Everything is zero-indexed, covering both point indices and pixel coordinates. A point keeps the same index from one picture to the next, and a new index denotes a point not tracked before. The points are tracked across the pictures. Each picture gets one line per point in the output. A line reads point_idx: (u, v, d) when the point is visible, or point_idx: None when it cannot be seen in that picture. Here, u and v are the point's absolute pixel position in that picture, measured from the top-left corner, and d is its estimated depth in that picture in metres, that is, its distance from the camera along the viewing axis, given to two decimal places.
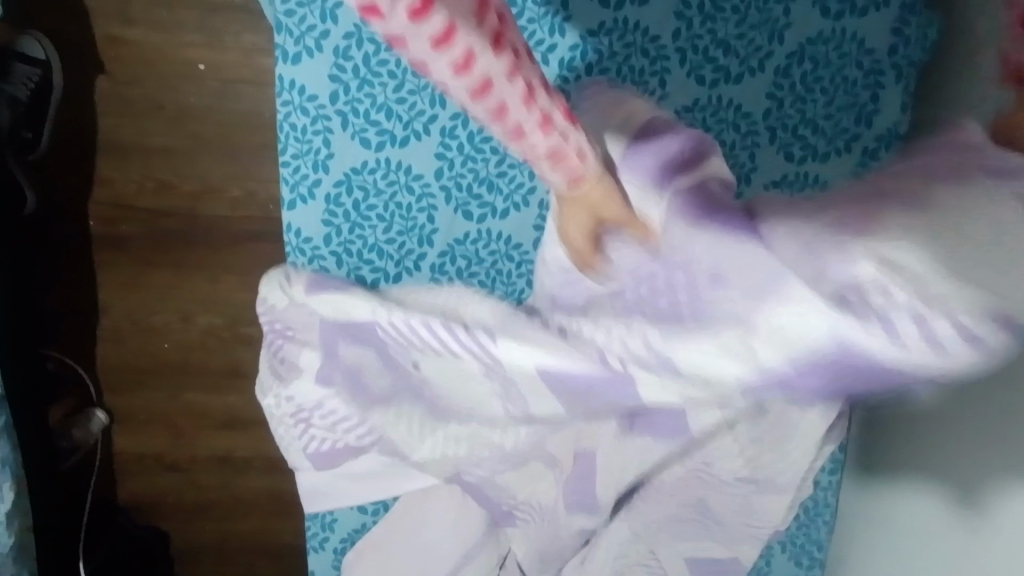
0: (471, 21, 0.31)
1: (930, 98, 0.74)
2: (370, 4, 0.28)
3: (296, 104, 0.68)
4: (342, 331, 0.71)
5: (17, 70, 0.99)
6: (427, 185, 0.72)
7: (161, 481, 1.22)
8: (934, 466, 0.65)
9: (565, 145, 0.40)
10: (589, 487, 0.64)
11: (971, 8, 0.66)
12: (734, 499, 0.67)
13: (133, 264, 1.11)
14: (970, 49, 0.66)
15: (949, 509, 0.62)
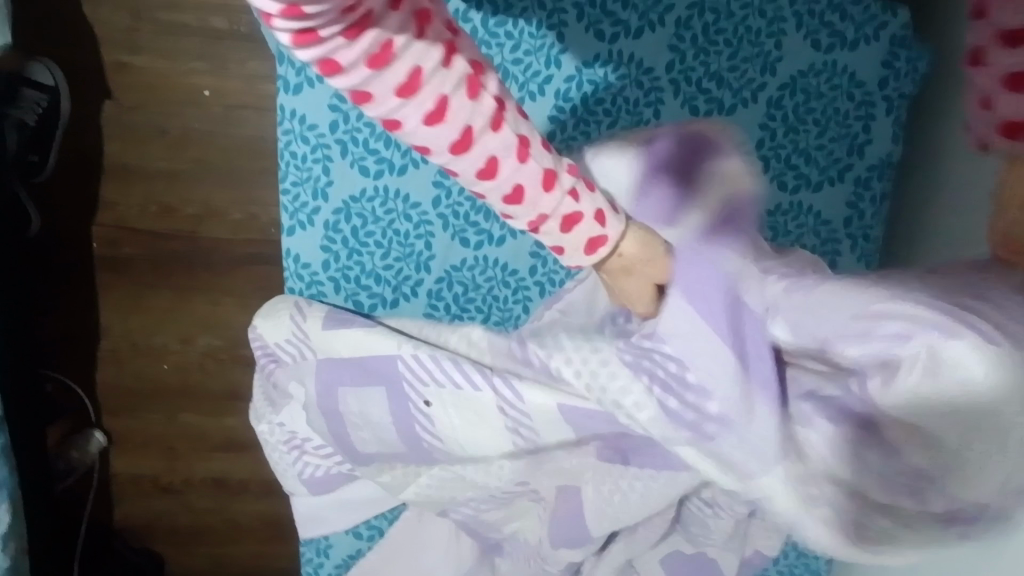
0: (433, 68, 0.37)
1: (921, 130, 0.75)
2: (330, 61, 0.34)
3: (297, 133, 0.70)
4: (358, 364, 0.68)
5: (26, 95, 1.01)
6: (425, 212, 0.73)
7: (158, 504, 1.21)
8: None
9: (539, 173, 0.46)
10: (578, 521, 0.64)
11: (960, 43, 0.68)
12: (714, 532, 0.67)
13: (135, 286, 1.12)
14: (961, 82, 0.67)
15: None
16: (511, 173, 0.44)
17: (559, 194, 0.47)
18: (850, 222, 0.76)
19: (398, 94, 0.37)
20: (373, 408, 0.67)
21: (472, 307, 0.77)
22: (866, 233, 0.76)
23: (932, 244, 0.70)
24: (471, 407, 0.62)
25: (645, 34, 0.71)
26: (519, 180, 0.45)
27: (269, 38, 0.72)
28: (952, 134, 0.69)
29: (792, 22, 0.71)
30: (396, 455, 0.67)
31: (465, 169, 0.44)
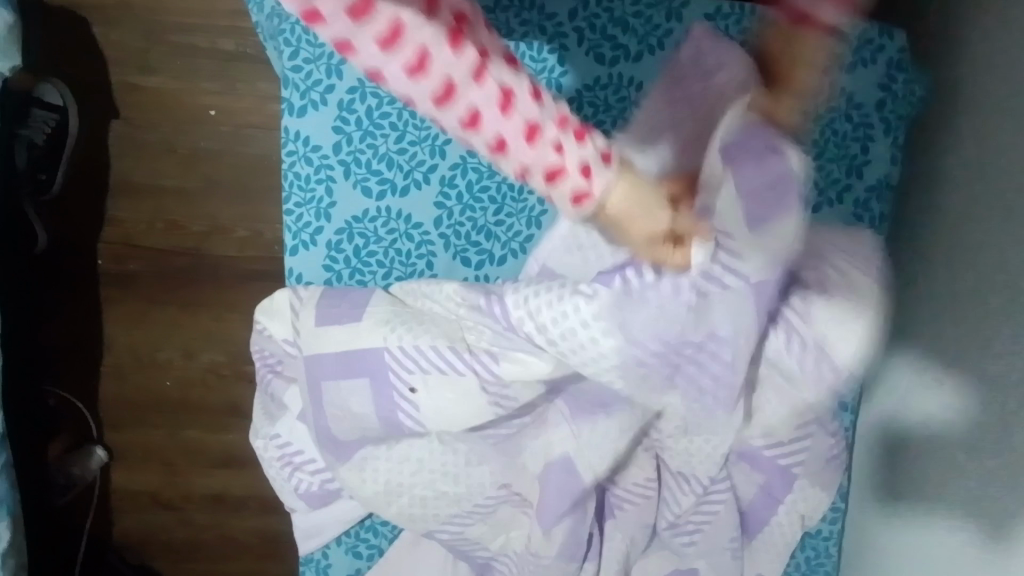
0: (419, 18, 0.37)
1: (920, 151, 0.75)
2: (313, 11, 0.35)
3: (301, 154, 0.71)
4: (343, 361, 0.71)
5: (36, 116, 1.03)
6: (426, 233, 0.74)
7: (157, 519, 1.21)
8: (951, 491, 0.64)
9: (538, 132, 0.43)
10: (557, 502, 0.70)
11: (957, 66, 0.69)
12: (687, 514, 0.76)
13: (139, 301, 1.13)
14: (956, 104, 0.68)
15: (970, 533, 0.61)
16: (496, 126, 0.42)
17: (547, 150, 0.43)
18: None
19: (380, 44, 0.37)
20: (356, 398, 0.71)
21: None
22: None
23: (932, 259, 0.71)
24: (463, 380, 0.70)
25: (643, 58, 0.73)
26: (504, 132, 0.42)
27: (274, 61, 0.73)
28: (950, 154, 0.69)
29: None
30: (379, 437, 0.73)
31: (453, 125, 0.42)
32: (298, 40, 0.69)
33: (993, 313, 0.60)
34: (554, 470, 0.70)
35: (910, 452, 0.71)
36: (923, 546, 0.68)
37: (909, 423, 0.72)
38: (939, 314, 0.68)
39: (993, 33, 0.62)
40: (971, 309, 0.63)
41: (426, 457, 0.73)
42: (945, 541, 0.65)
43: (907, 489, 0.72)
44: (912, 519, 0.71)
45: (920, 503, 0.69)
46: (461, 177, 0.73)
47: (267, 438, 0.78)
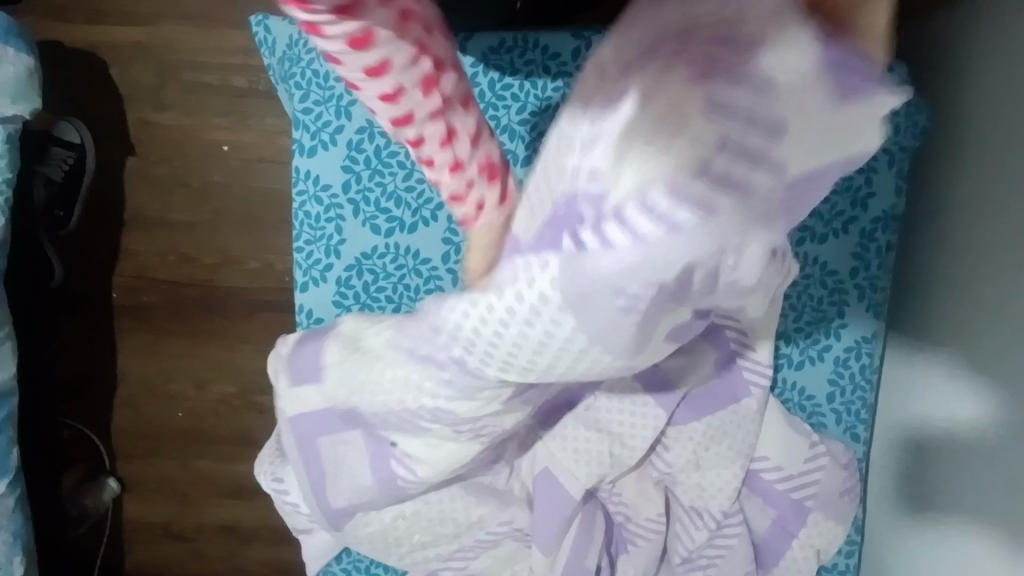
0: (406, 65, 0.34)
1: (925, 178, 0.75)
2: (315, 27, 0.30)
3: (311, 193, 0.73)
4: (324, 421, 0.69)
5: (54, 153, 1.06)
6: (435, 268, 0.75)
7: (168, 551, 1.21)
8: (965, 502, 0.64)
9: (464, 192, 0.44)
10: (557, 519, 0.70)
11: (959, 95, 0.69)
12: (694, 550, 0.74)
13: (152, 333, 1.15)
14: (961, 131, 0.69)
15: (987, 546, 0.61)
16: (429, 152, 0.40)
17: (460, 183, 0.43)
18: (856, 272, 0.76)
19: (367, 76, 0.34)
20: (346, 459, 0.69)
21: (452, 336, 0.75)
22: (873, 283, 0.76)
23: (941, 280, 0.71)
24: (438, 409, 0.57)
25: None
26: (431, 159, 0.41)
27: (285, 103, 0.75)
28: (955, 182, 0.70)
29: None
30: (371, 496, 0.68)
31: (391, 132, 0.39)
32: (309, 83, 0.71)
33: (997, 330, 0.60)
34: (540, 480, 0.71)
35: (921, 470, 0.72)
36: (938, 565, 0.68)
37: (919, 438, 0.72)
38: (945, 333, 0.69)
39: (991, 62, 0.63)
40: (974, 327, 0.64)
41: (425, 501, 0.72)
42: (959, 561, 0.65)
43: (922, 510, 0.71)
44: (926, 539, 0.71)
45: (935, 521, 0.69)
46: None
47: (270, 478, 0.79)
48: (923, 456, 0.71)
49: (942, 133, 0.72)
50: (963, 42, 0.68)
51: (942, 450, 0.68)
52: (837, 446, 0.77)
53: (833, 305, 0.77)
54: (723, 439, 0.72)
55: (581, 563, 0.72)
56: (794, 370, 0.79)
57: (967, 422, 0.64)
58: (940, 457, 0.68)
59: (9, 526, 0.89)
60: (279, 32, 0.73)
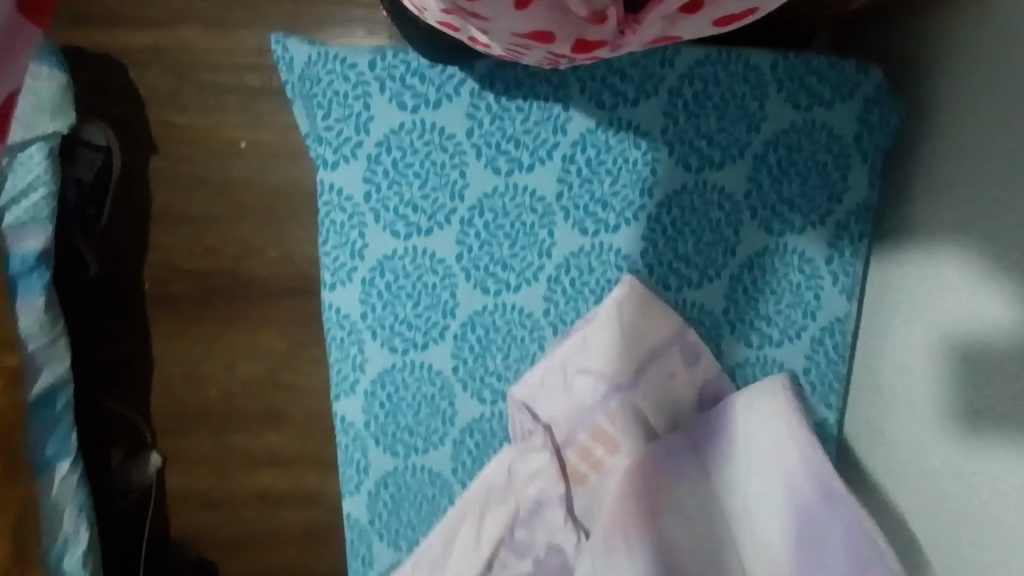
0: None
1: (893, 173, 0.84)
2: None
3: (336, 203, 0.78)
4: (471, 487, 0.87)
5: (84, 155, 1.11)
6: (450, 267, 0.82)
7: (207, 515, 1.32)
8: (913, 429, 0.76)
9: None
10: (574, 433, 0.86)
11: (937, 85, 0.76)
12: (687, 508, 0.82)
13: (182, 319, 1.23)
14: (940, 121, 0.76)
15: (931, 456, 0.73)
16: None
17: None
18: (831, 259, 0.84)
19: None
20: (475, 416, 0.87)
21: (410, 172, 0.78)
22: (844, 270, 0.85)
23: (898, 251, 0.82)
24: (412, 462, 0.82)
25: (642, 103, 0.78)
26: None
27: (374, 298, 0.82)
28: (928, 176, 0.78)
29: (774, 85, 0.79)
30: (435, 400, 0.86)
31: None
32: (426, 172, 0.78)
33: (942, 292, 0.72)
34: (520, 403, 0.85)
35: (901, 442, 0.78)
36: (897, 534, 0.78)
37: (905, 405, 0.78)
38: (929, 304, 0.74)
39: (972, 70, 0.69)
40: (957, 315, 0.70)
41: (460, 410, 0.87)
42: (920, 535, 0.74)
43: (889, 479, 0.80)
44: (885, 508, 0.80)
45: (900, 488, 0.78)
46: (479, 218, 0.80)
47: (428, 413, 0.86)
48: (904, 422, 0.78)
49: (918, 132, 0.80)
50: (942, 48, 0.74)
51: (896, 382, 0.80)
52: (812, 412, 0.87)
53: (810, 289, 0.85)
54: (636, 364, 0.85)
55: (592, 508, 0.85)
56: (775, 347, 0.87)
57: (907, 378, 0.78)
58: (918, 429, 0.75)
59: (75, 499, 0.97)
60: (317, 44, 0.77)
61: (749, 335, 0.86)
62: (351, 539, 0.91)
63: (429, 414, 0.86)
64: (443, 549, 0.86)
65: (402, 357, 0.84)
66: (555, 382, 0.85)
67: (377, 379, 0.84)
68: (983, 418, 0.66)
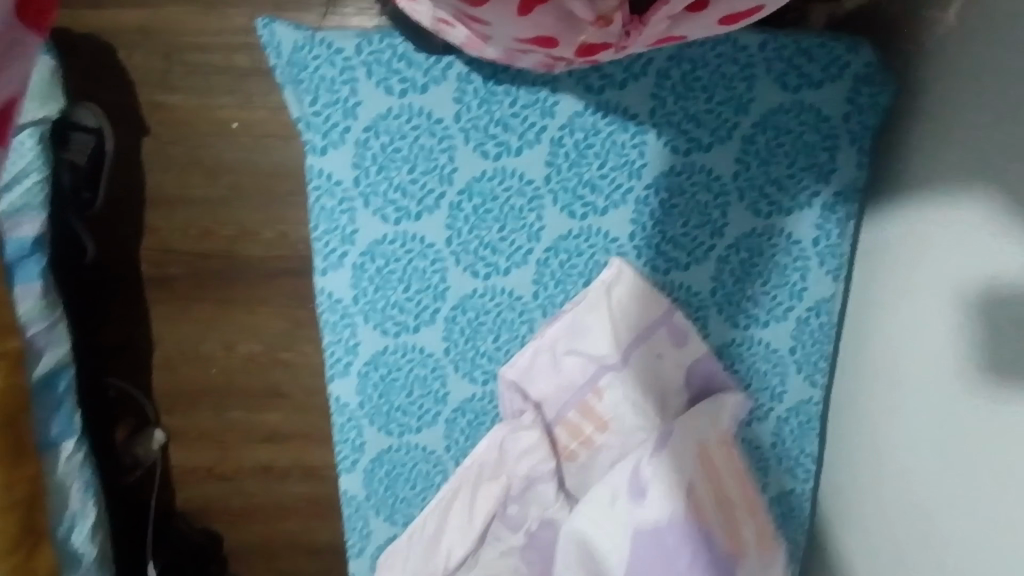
0: None
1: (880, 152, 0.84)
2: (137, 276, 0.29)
3: (325, 188, 0.79)
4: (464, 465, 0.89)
5: (76, 138, 1.11)
6: (439, 251, 0.83)
7: (211, 489, 1.36)
8: (898, 398, 0.77)
9: None
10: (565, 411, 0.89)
11: (916, 64, 0.74)
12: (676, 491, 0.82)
13: (180, 299, 1.25)
14: (918, 99, 0.75)
15: (914, 421, 0.73)
16: None
17: None
18: (818, 241, 0.85)
19: None
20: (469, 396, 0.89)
21: (399, 157, 0.78)
22: (832, 251, 0.85)
23: (882, 229, 0.81)
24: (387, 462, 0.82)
25: (629, 86, 0.78)
26: None
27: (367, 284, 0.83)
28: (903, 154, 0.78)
29: (762, 66, 0.78)
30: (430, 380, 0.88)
31: None
32: (414, 157, 0.79)
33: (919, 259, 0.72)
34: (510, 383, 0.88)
35: (888, 428, 0.79)
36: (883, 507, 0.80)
37: (893, 394, 0.78)
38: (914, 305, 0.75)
39: (951, 42, 0.67)
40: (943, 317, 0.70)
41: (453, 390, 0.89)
42: (910, 500, 0.74)
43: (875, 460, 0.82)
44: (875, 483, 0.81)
45: (886, 467, 0.79)
46: (468, 202, 0.81)
47: (425, 394, 0.88)
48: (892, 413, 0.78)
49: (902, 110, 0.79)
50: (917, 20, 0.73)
51: (881, 354, 0.80)
52: (796, 388, 0.90)
53: (796, 270, 0.86)
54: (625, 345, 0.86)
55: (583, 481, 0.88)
56: (761, 326, 0.88)
57: (890, 348, 0.78)
58: (905, 398, 0.75)
59: (81, 476, 1.01)
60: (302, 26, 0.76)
61: (736, 316, 0.88)
62: (348, 513, 0.93)
63: (422, 394, 0.88)
64: (438, 524, 0.89)
65: (395, 339, 0.86)
66: (545, 362, 0.87)
67: (370, 361, 0.86)
68: (955, 377, 0.66)
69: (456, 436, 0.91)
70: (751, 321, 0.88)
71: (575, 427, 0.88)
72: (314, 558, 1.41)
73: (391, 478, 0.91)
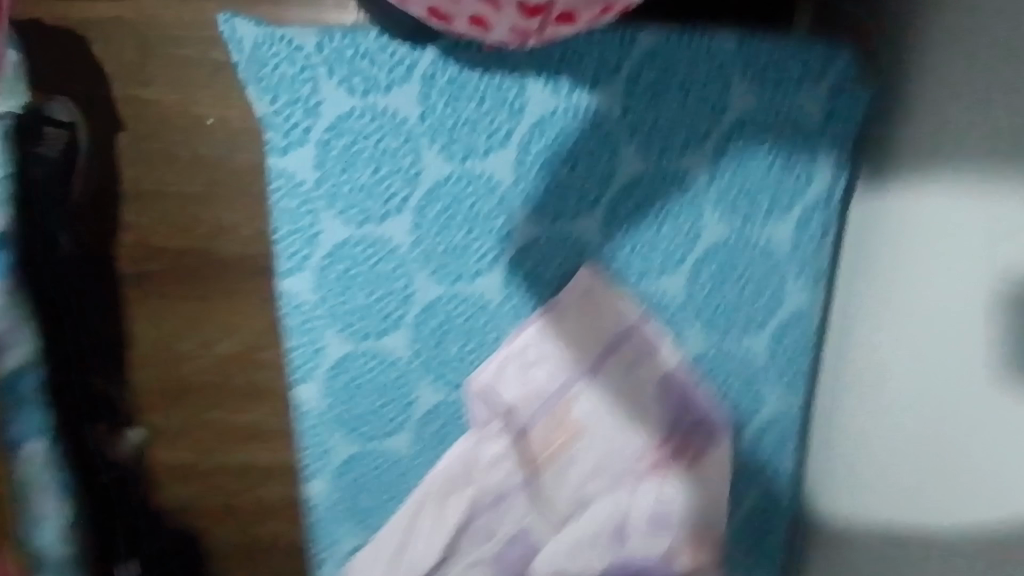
0: None
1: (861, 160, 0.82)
2: None
3: (286, 189, 0.77)
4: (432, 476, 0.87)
5: (47, 133, 1.06)
6: (405, 255, 0.81)
7: (190, 488, 1.35)
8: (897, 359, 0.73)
9: None
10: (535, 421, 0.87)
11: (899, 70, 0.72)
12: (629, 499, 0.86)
13: (158, 297, 1.24)
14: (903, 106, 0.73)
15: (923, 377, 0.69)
16: None
17: None
18: (795, 250, 0.82)
19: None
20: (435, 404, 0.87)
21: (362, 158, 0.76)
22: (809, 260, 0.83)
23: (866, 234, 0.79)
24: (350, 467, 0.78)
25: (600, 88, 0.76)
26: None
27: (333, 288, 0.81)
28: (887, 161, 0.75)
29: (737, 70, 0.76)
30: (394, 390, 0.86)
31: None
32: (378, 158, 0.77)
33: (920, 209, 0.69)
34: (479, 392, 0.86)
35: (886, 394, 0.75)
36: (879, 475, 0.77)
37: (891, 355, 0.74)
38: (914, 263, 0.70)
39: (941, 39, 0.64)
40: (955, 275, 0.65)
41: (420, 398, 0.87)
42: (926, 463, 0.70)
43: (869, 428, 0.78)
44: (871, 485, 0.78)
45: (882, 435, 0.76)
46: (434, 205, 0.79)
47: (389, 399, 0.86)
48: (890, 380, 0.74)
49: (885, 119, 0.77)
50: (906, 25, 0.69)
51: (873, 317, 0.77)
52: (774, 401, 0.88)
53: (772, 279, 0.84)
54: (595, 354, 0.84)
55: (555, 492, 0.86)
56: (738, 337, 0.86)
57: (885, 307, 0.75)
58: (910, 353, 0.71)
59: (53, 475, 1.02)
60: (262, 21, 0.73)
61: (712, 325, 0.85)
62: (316, 519, 0.91)
63: (390, 401, 0.87)
64: (405, 534, 0.88)
65: (360, 344, 0.84)
66: (515, 371, 0.85)
67: (336, 365, 0.85)
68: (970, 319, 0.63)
69: (426, 444, 0.89)
70: (727, 330, 0.85)
71: (546, 436, 0.86)
72: (295, 559, 1.40)
73: (359, 485, 0.90)
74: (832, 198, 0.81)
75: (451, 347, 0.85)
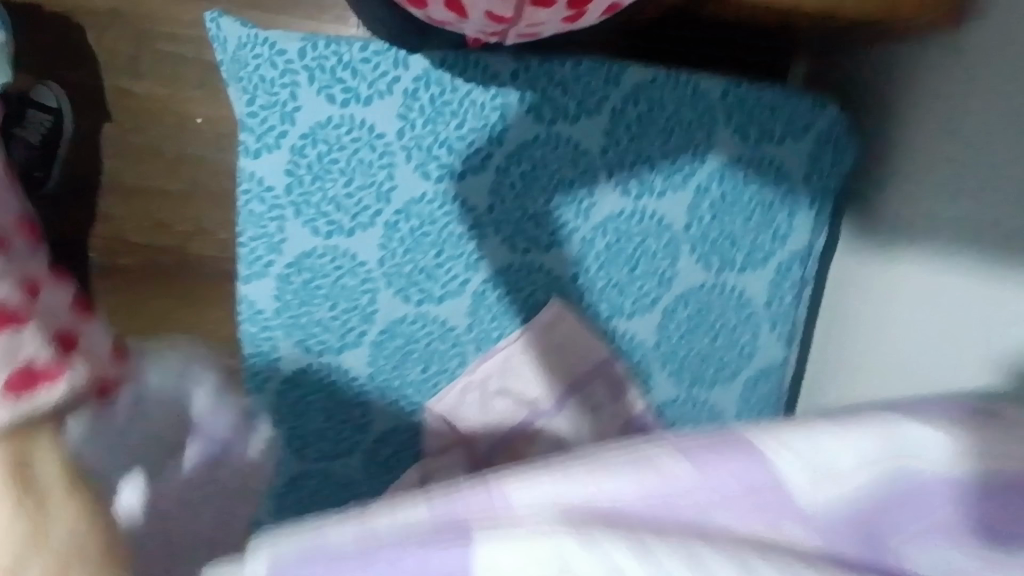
0: None
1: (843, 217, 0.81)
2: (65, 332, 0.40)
3: (255, 193, 0.75)
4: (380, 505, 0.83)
5: (33, 117, 1.10)
6: (370, 271, 0.78)
7: None
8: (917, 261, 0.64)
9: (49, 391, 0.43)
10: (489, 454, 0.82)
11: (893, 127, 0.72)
12: None
13: (126, 293, 1.20)
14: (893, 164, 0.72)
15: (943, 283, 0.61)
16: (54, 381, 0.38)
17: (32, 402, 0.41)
18: (769, 303, 0.81)
19: None
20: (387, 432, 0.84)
21: (335, 169, 0.75)
22: (782, 315, 0.81)
23: (849, 290, 0.77)
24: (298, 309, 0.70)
25: (582, 120, 0.75)
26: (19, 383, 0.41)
27: (293, 298, 0.79)
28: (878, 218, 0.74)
29: (722, 116, 0.75)
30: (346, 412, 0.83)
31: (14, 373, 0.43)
32: (352, 170, 0.75)
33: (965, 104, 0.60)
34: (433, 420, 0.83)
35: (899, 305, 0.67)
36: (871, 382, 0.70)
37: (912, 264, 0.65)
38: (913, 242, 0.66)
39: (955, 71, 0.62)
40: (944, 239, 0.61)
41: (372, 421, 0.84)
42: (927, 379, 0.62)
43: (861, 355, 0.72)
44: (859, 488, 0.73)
45: (889, 342, 0.68)
46: (405, 222, 0.77)
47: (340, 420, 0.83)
48: (892, 325, 0.68)
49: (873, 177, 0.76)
50: (909, 81, 0.69)
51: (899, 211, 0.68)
52: None
53: (745, 331, 0.81)
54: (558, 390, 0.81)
55: None
56: (707, 388, 0.83)
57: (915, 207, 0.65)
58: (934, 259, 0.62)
59: None
60: (249, 24, 0.73)
61: (682, 372, 0.83)
62: None
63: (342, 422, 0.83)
64: None
65: (316, 358, 0.81)
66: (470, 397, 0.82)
67: (289, 378, 0.81)
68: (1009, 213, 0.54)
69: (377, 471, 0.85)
70: (696, 377, 0.83)
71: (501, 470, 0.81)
72: None
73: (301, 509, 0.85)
74: (810, 253, 0.79)
75: (411, 372, 0.82)
